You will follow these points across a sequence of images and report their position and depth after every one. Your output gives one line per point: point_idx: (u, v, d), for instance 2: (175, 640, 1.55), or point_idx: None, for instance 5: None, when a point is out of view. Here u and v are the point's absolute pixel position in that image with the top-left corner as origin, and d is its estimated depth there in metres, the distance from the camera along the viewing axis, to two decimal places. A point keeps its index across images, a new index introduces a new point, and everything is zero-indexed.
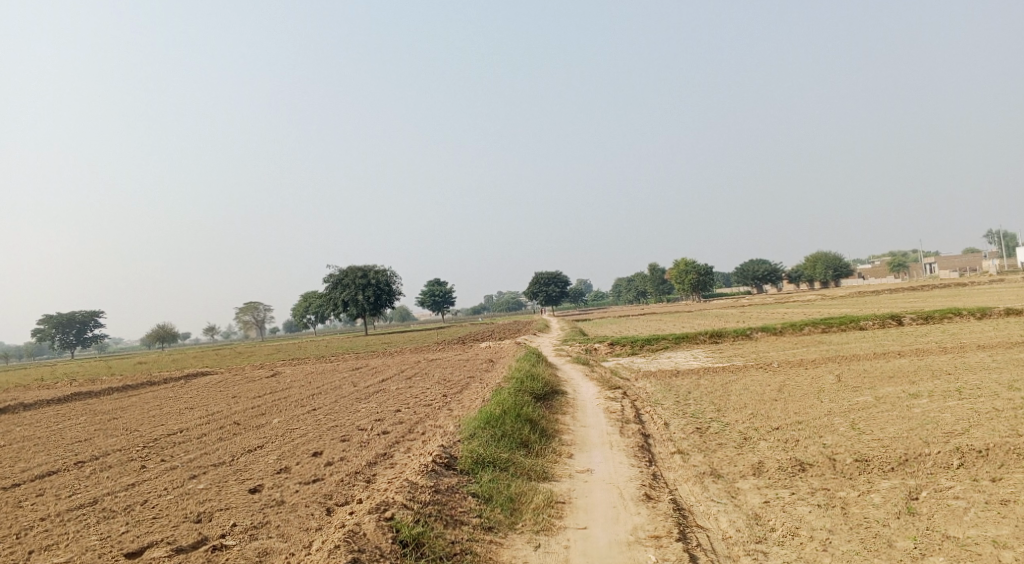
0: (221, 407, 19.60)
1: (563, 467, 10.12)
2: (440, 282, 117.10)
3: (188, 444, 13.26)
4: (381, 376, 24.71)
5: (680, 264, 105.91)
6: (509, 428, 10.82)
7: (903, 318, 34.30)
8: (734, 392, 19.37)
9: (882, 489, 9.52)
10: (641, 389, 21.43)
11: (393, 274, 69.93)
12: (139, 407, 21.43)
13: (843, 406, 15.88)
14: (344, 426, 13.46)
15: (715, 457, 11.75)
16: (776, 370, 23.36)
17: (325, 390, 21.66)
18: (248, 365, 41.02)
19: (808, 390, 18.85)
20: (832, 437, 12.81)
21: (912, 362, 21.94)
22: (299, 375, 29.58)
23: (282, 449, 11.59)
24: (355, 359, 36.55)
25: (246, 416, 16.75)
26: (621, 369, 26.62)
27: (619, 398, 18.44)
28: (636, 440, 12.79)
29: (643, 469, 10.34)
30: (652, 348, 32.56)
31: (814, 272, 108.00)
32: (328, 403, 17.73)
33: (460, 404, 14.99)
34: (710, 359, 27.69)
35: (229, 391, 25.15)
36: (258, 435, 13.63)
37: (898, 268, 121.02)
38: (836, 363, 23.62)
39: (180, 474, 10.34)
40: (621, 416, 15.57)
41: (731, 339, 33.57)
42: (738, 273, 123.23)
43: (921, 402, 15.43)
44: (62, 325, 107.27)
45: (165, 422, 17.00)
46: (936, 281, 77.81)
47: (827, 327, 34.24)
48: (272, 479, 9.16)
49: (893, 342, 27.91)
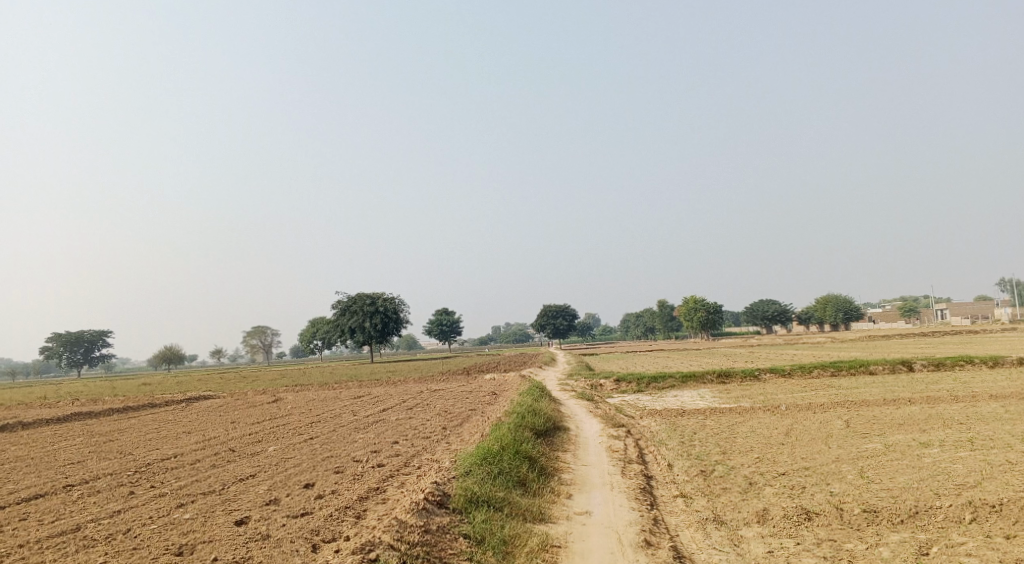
0: (218, 433, 19.37)
1: (561, 508, 9.82)
2: (448, 312, 116.91)
3: (181, 470, 13.04)
4: (382, 406, 24.40)
5: (689, 302, 105.37)
6: (507, 465, 10.53)
7: (914, 364, 33.77)
8: (741, 434, 18.96)
9: (891, 542, 9.15)
10: (646, 427, 21.05)
11: (401, 302, 69.85)
12: (137, 430, 21.23)
13: (851, 453, 15.46)
14: (339, 457, 13.20)
15: (719, 502, 11.40)
16: (783, 413, 22.90)
17: (325, 418, 21.40)
18: (251, 390, 40.77)
19: (815, 434, 18.43)
20: (840, 485, 12.43)
21: (923, 410, 21.47)
22: (300, 402, 29.32)
23: (274, 479, 11.34)
24: (358, 388, 36.24)
25: (242, 443, 16.51)
26: (626, 406, 26.24)
27: (623, 437, 18.07)
28: (638, 481, 12.45)
29: (643, 513, 10.02)
30: (658, 386, 32.12)
31: (824, 314, 107.14)
32: (326, 433, 17.48)
33: (459, 437, 14.70)
34: (716, 399, 27.23)
35: (229, 416, 24.90)
36: (252, 463, 13.39)
37: (909, 313, 120.01)
38: (845, 408, 23.17)
39: (168, 502, 10.11)
40: (623, 455, 15.22)
41: (738, 379, 33.12)
42: (747, 313, 122.47)
43: (932, 451, 15.01)
44: (71, 343, 107.49)
45: (160, 447, 16.78)
46: (947, 327, 76.97)
47: (837, 371, 33.73)
48: (259, 511, 8.91)
49: (904, 388, 27.41)
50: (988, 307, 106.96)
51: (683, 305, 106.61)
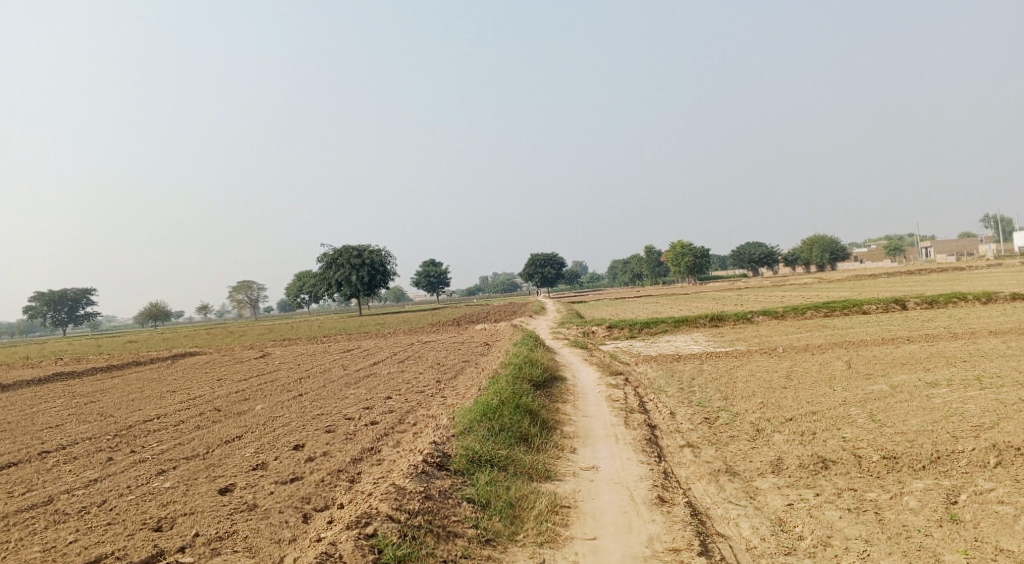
0: (204, 391, 18.72)
1: (566, 464, 9.29)
2: (436, 262, 115.96)
3: (164, 433, 12.37)
4: (373, 360, 23.77)
5: (677, 247, 104.89)
6: (508, 421, 9.94)
7: (907, 303, 33.47)
8: (741, 379, 18.51)
9: (916, 491, 8.68)
10: (643, 374, 20.64)
11: (388, 253, 68.75)
12: (120, 390, 20.52)
13: (858, 395, 15.01)
14: (330, 414, 12.55)
15: (729, 451, 10.91)
16: (781, 355, 22.46)
17: (314, 373, 20.79)
18: (238, 345, 40.03)
19: (817, 377, 18.00)
20: (852, 430, 11.97)
21: (923, 348, 21.09)
22: (288, 357, 28.67)
23: (263, 440, 10.71)
24: (347, 341, 35.62)
25: (228, 402, 15.85)
26: (620, 353, 25.86)
27: (621, 385, 17.57)
28: (643, 432, 11.93)
29: (653, 466, 9.51)
30: (651, 332, 31.70)
31: (811, 255, 107.08)
32: (316, 388, 16.85)
33: (455, 391, 14.10)
34: (712, 343, 26.83)
35: (216, 373, 24.23)
36: (239, 423, 12.73)
37: (895, 253, 120.54)
38: (843, 349, 22.81)
39: (149, 469, 9.46)
40: (625, 404, 14.70)
41: (732, 322, 32.75)
42: (735, 256, 122.35)
43: (940, 392, 14.57)
44: (54, 302, 105.94)
45: (143, 407, 16.13)
46: (932, 265, 77.18)
47: (830, 311, 33.42)
48: (245, 478, 8.28)
49: (900, 327, 27.11)
50: (972, 244, 107.44)
51: (671, 251, 106.28)
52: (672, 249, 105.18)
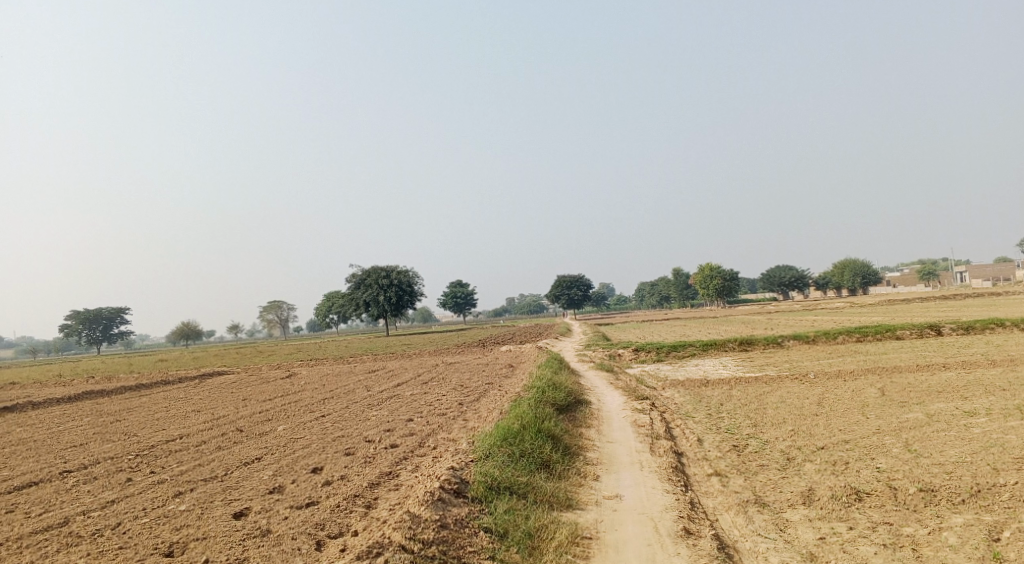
0: (228, 411, 18.76)
1: (588, 492, 9.04)
2: (462, 284, 116.23)
3: (184, 453, 12.35)
4: (396, 381, 23.69)
5: (705, 269, 103.91)
6: (529, 446, 9.73)
7: (943, 328, 32.56)
8: (771, 405, 18.04)
9: (956, 526, 8.26)
10: (669, 399, 20.25)
11: (415, 274, 69.09)
12: (146, 409, 20.65)
13: (893, 424, 14.50)
14: (350, 437, 12.43)
15: (758, 481, 10.55)
16: (812, 381, 21.91)
17: (338, 394, 20.75)
18: (265, 365, 40.27)
19: (849, 404, 17.48)
20: (887, 460, 11.52)
21: (960, 375, 20.42)
22: (313, 377, 28.74)
23: (282, 463, 10.62)
24: (373, 361, 35.62)
25: (251, 422, 15.83)
26: (646, 377, 25.46)
27: (647, 410, 17.23)
28: (669, 460, 11.60)
29: (678, 495, 9.20)
30: (678, 355, 31.23)
31: (842, 278, 105.27)
32: (338, 410, 16.78)
33: (476, 414, 13.92)
34: (740, 367, 26.31)
35: (241, 393, 24.32)
36: (259, 444, 12.67)
37: (929, 277, 117.98)
38: (877, 375, 22.18)
39: (167, 490, 9.41)
40: (650, 430, 14.39)
41: (761, 346, 32.14)
42: (764, 279, 120.78)
43: (980, 421, 14.01)
44: (90, 321, 108.03)
45: (167, 427, 16.18)
46: (968, 289, 75.39)
47: (862, 336, 32.64)
48: (260, 502, 8.17)
49: (935, 353, 26.34)
50: (1009, 268, 104.82)
51: (698, 273, 105.28)
52: (700, 272, 104.19)
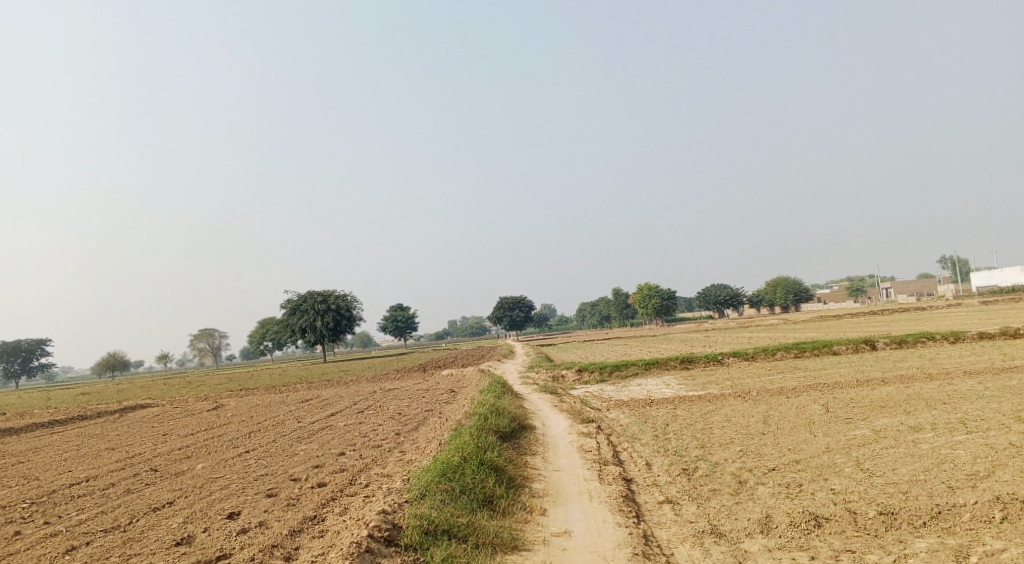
0: (145, 448, 17.23)
1: (535, 530, 8.30)
2: (403, 307, 114.23)
3: (86, 498, 10.91)
4: (330, 410, 22.42)
5: (644, 288, 104.94)
6: (470, 481, 8.93)
7: (876, 343, 33.22)
8: (717, 425, 17.69)
9: (921, 553, 7.95)
10: (615, 420, 19.71)
11: (354, 297, 67.32)
12: (55, 448, 18.86)
13: (841, 441, 14.27)
14: (274, 475, 11.36)
15: (712, 507, 10.02)
16: (756, 399, 21.74)
17: (267, 427, 19.42)
18: (193, 396, 38.03)
19: (795, 421, 17.27)
20: (840, 481, 11.19)
21: (900, 390, 20.54)
22: (242, 409, 27.07)
23: (195, 507, 9.42)
24: (307, 390, 34.01)
25: (168, 461, 14.44)
26: (590, 397, 24.93)
27: (593, 434, 16.57)
28: (619, 488, 10.96)
29: (631, 528, 8.53)
30: (622, 375, 30.87)
31: (775, 296, 108.10)
32: (265, 444, 15.55)
33: (414, 446, 13.02)
34: (684, 386, 26.07)
35: (162, 427, 22.61)
36: (173, 486, 11.39)
37: (856, 293, 122.56)
38: (818, 391, 22.20)
39: (57, 545, 8.02)
40: (598, 456, 13.76)
41: (702, 364, 32.12)
42: (701, 297, 123.08)
43: (926, 437, 13.88)
44: (7, 354, 101.42)
45: (72, 469, 14.54)
46: (894, 305, 78.30)
47: (799, 352, 33.01)
48: (162, 557, 7.11)
49: (872, 368, 26.69)
50: (930, 284, 109.61)
51: (637, 293, 106.34)
52: (639, 292, 105.28)
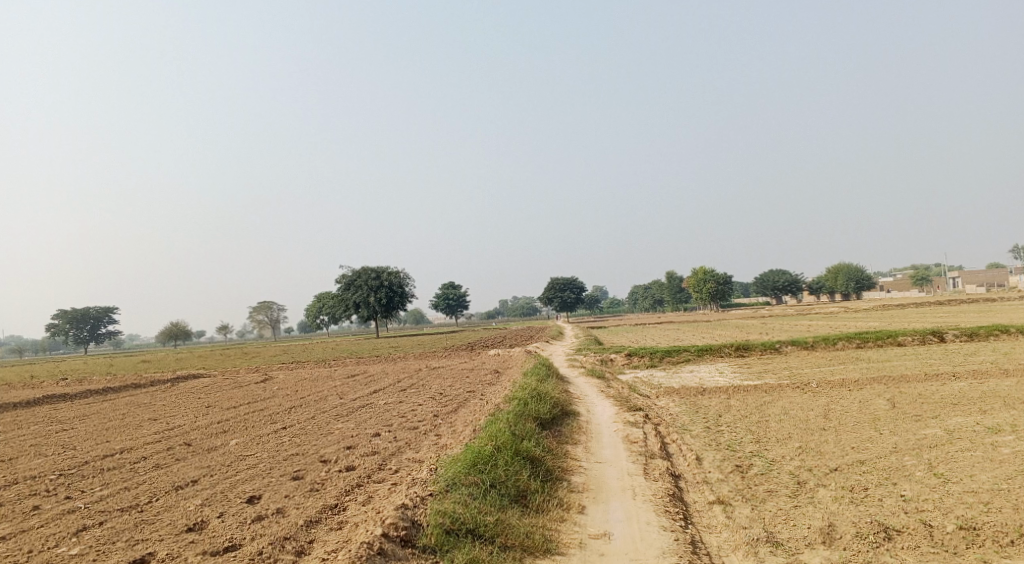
0: (186, 421, 17.15)
1: (572, 529, 7.64)
2: (455, 285, 114.45)
3: (115, 473, 10.69)
4: (373, 388, 22.10)
5: (699, 273, 102.51)
6: (503, 473, 8.30)
7: (946, 335, 31.25)
8: (774, 418, 16.61)
9: None
10: (664, 409, 18.81)
11: (406, 275, 67.46)
12: (101, 417, 18.96)
13: (911, 441, 13.09)
14: (304, 456, 10.96)
15: (767, 510, 9.15)
16: (815, 391, 20.47)
17: (308, 403, 19.13)
18: (244, 368, 38.39)
19: (860, 417, 16.08)
20: (912, 486, 10.14)
21: (974, 387, 19.03)
22: (288, 382, 27.05)
23: (217, 488, 9.05)
24: (354, 365, 33.95)
25: (204, 436, 14.23)
26: (639, 383, 24.05)
27: (641, 423, 15.69)
28: (665, 485, 10.17)
29: (678, 533, 7.73)
30: (672, 361, 29.82)
31: (836, 283, 104.31)
32: (302, 421, 15.21)
33: (450, 430, 12.45)
34: (738, 374, 24.90)
35: (208, 399, 22.61)
36: (202, 463, 11.09)
37: (922, 281, 117.50)
38: (883, 385, 20.81)
39: (71, 524, 7.73)
40: (645, 448, 12.96)
41: (758, 352, 30.79)
42: (758, 283, 119.88)
43: (1008, 440, 12.61)
44: (77, 321, 105.44)
45: (111, 439, 14.46)
46: (963, 295, 74.44)
47: (862, 343, 31.32)
48: (169, 546, 6.79)
49: (942, 361, 25.02)
50: (1001, 274, 103.98)
51: (692, 277, 103.99)
52: (693, 275, 102.89)
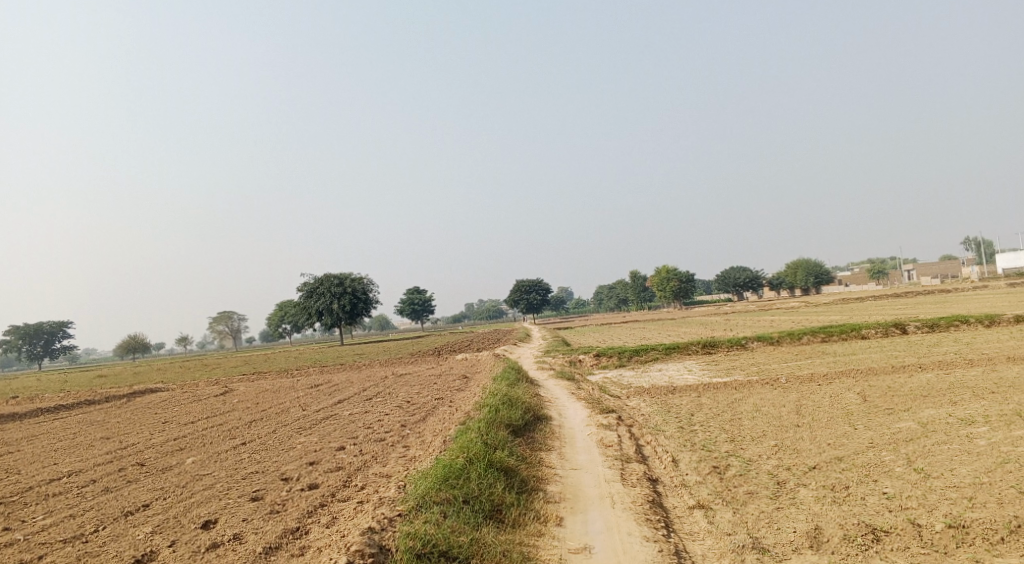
0: (140, 438, 16.30)
1: (550, 545, 7.24)
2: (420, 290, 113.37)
3: (59, 499, 9.94)
4: (338, 397, 21.44)
5: (662, 272, 103.16)
6: (476, 488, 7.85)
7: (908, 327, 31.64)
8: (747, 415, 16.43)
9: None
10: (636, 410, 18.54)
11: (371, 280, 66.38)
12: (49, 437, 17.95)
13: (886, 436, 12.98)
14: (265, 473, 10.35)
15: (750, 513, 8.86)
16: (785, 387, 20.39)
17: (270, 415, 18.43)
18: (204, 380, 37.14)
19: (832, 412, 15.98)
20: (893, 483, 9.96)
21: (941, 378, 19.13)
22: (250, 394, 26.16)
23: (170, 513, 8.42)
24: (318, 374, 33.08)
25: (158, 455, 13.47)
26: (610, 384, 23.77)
27: (615, 426, 15.34)
28: (645, 491, 9.80)
29: (661, 543, 7.34)
30: (641, 360, 29.63)
31: (795, 278, 105.91)
32: (263, 436, 14.53)
33: (419, 441, 11.95)
34: (708, 372, 24.79)
35: (165, 415, 21.66)
36: (154, 485, 10.40)
37: (878, 275, 120.11)
38: (852, 378, 20.84)
39: None
40: (621, 451, 12.62)
41: (725, 348, 30.81)
42: (721, 280, 121.25)
43: (981, 431, 12.56)
44: (29, 337, 101.88)
45: (58, 462, 13.61)
46: (918, 287, 76.25)
47: (827, 336, 31.54)
48: None
49: (906, 353, 25.22)
50: (954, 266, 106.70)
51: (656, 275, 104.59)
52: (657, 274, 103.48)
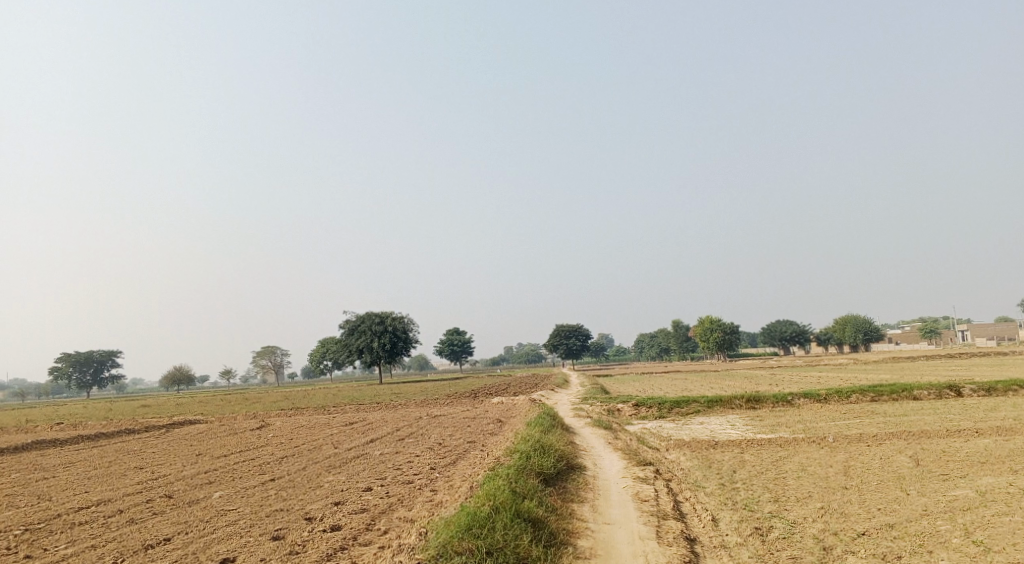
0: (172, 470, 16.32)
1: None
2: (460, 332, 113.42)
3: (84, 528, 9.90)
4: (370, 437, 21.27)
5: (704, 323, 101.42)
6: (501, 538, 7.54)
7: (963, 389, 30.19)
8: (791, 474, 15.69)
9: None
10: (674, 463, 17.89)
11: (411, 320, 66.60)
12: (86, 464, 18.11)
13: (941, 503, 12.20)
14: (289, 512, 10.17)
15: None
16: (832, 446, 19.51)
17: (302, 452, 18.29)
18: (241, 414, 37.35)
19: (883, 475, 15.16)
20: (950, 555, 9.28)
21: (1000, 444, 18.06)
22: (285, 430, 26.13)
23: (190, 548, 8.27)
24: (354, 412, 32.99)
25: (187, 487, 13.42)
26: (648, 435, 23.10)
27: (651, 480, 14.78)
28: (680, 551, 9.30)
29: None
30: (681, 412, 28.82)
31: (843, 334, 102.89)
32: (291, 473, 14.40)
33: (447, 486, 11.65)
34: (750, 427, 23.93)
35: (200, 447, 21.73)
36: (179, 519, 10.30)
37: (931, 334, 115.99)
38: (903, 441, 19.83)
39: None
40: (656, 507, 12.10)
41: (769, 404, 29.79)
42: (765, 333, 118.59)
43: None
44: (80, 364, 104.64)
45: (90, 490, 13.65)
46: (973, 348, 73.26)
47: (876, 396, 30.29)
48: None
49: (961, 416, 24.00)
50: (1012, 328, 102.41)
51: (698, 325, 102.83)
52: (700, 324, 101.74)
